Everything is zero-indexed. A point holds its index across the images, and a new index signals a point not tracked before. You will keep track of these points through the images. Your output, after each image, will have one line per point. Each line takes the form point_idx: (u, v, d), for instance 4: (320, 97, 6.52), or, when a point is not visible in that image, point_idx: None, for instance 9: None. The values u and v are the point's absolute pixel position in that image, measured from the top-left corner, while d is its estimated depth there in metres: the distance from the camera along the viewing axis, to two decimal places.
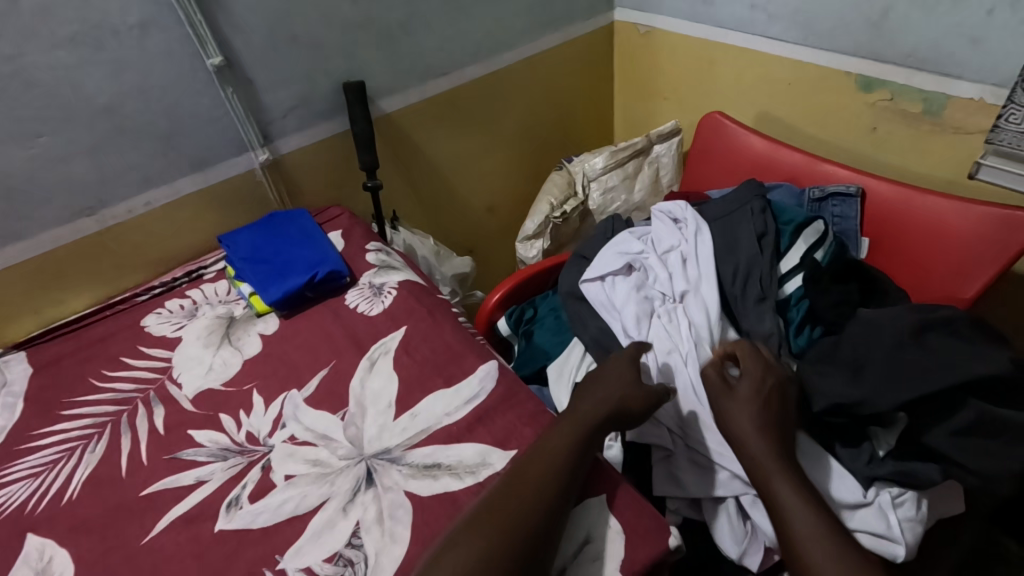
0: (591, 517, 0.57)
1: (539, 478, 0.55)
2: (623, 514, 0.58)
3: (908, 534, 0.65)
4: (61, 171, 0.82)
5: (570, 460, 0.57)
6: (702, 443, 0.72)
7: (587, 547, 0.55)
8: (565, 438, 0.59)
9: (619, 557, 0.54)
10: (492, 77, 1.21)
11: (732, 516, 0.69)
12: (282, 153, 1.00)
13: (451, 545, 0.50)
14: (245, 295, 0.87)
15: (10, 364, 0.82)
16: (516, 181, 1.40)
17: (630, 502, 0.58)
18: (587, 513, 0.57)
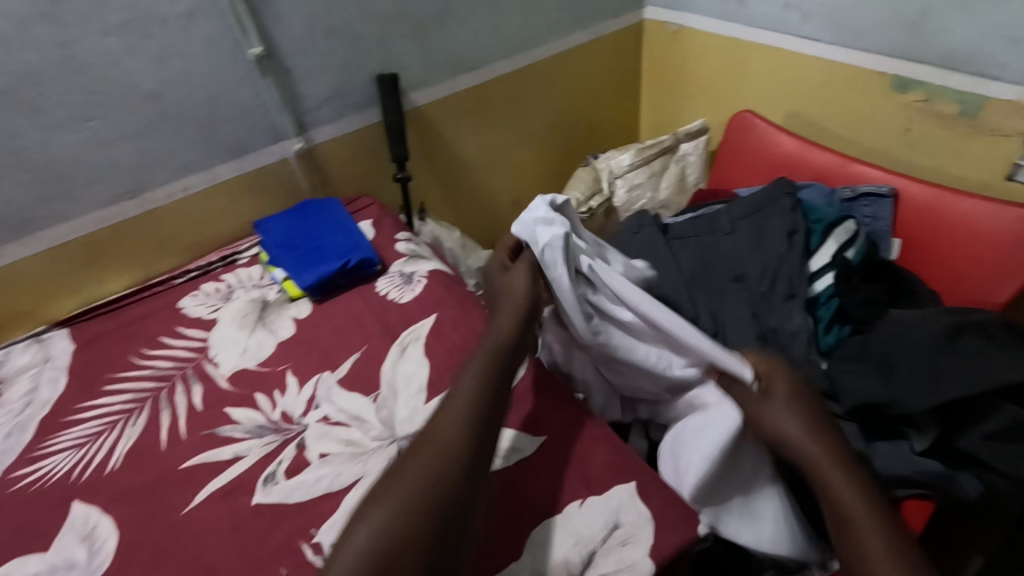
0: (619, 501, 0.57)
1: (431, 463, 0.52)
2: (652, 500, 0.58)
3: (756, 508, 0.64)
4: (106, 155, 0.85)
5: (460, 441, 0.54)
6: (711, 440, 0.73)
7: (616, 531, 0.55)
8: (472, 384, 0.60)
9: (648, 543, 0.54)
10: (522, 72, 1.22)
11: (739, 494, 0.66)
12: (316, 142, 1.02)
13: (369, 507, 0.49)
14: (279, 280, 0.89)
15: (53, 340, 0.85)
16: (541, 177, 1.41)
17: (659, 490, 0.58)
18: (616, 497, 0.58)
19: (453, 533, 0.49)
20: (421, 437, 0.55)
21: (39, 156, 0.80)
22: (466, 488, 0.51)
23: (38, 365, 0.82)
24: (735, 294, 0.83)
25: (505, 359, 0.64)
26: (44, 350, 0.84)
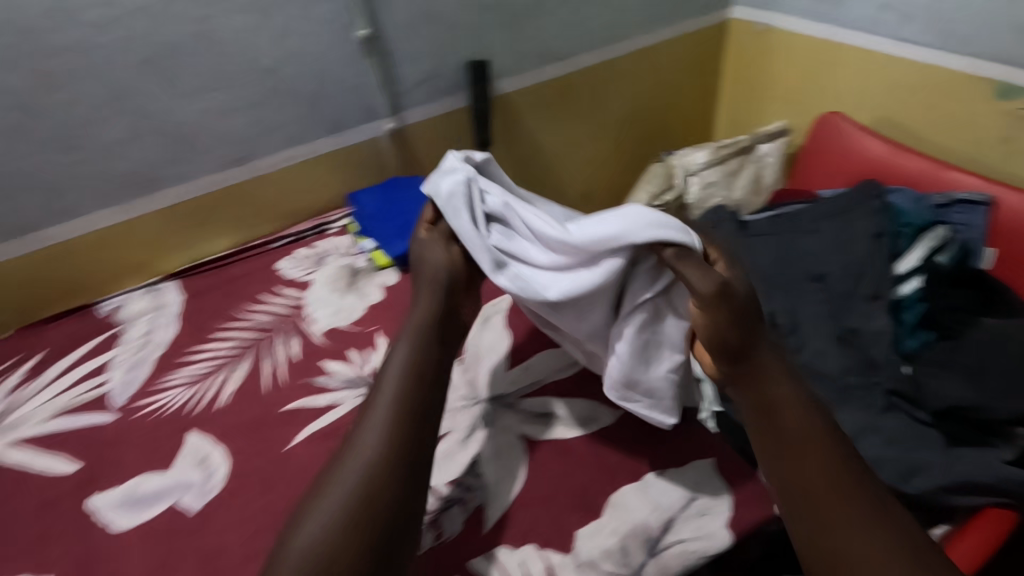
0: (695, 475, 0.60)
1: (357, 472, 0.49)
2: (729, 477, 0.60)
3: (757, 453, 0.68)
4: (224, 123, 0.92)
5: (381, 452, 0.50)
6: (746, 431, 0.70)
7: (694, 502, 0.57)
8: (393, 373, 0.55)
9: (726, 515, 0.56)
10: (604, 65, 1.24)
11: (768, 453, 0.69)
12: (407, 123, 1.07)
13: (299, 523, 0.47)
14: (368, 250, 0.95)
15: (165, 290, 0.94)
16: (612, 171, 1.43)
17: (737, 469, 0.60)
18: (693, 472, 0.60)
19: (397, 538, 0.47)
20: (345, 443, 0.52)
21: (169, 120, 0.88)
22: (404, 500, 0.48)
23: (153, 311, 0.90)
24: (814, 291, 0.85)
25: (433, 345, 0.59)
26: (158, 297, 0.93)
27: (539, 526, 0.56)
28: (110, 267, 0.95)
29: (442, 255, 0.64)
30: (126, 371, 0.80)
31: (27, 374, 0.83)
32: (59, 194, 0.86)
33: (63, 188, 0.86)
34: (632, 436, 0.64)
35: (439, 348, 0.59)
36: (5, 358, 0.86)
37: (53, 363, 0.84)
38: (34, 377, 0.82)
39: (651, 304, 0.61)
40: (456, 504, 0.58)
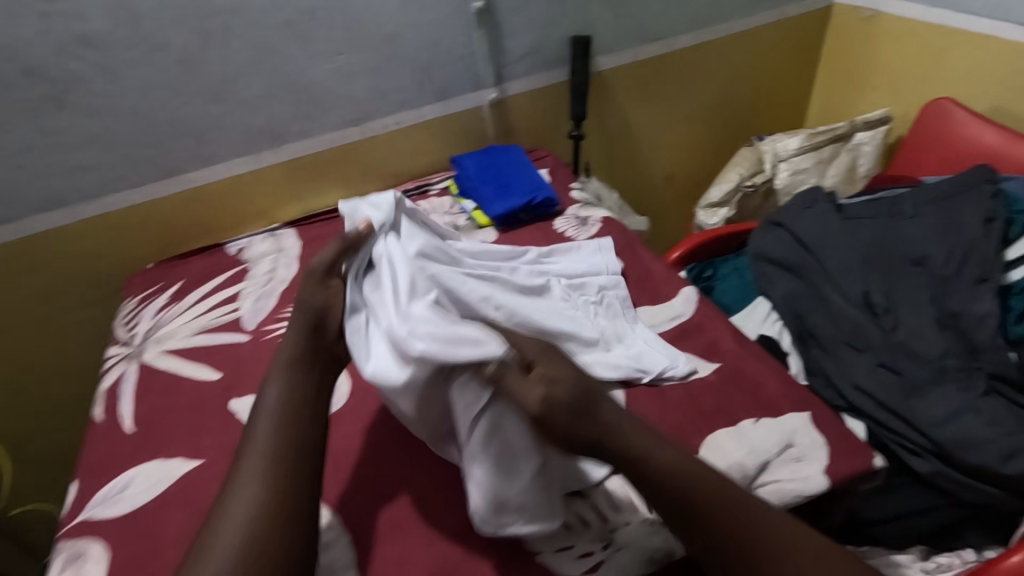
0: (793, 425, 0.61)
1: (244, 516, 0.48)
2: (826, 430, 0.61)
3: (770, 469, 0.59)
4: (347, 84, 1.00)
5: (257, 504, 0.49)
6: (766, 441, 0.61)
7: (789, 449, 0.59)
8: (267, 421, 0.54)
9: (822, 463, 0.58)
10: (701, 46, 1.25)
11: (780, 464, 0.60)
12: (507, 94, 1.13)
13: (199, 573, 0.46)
14: (468, 210, 1.01)
15: (284, 236, 1.03)
16: (698, 154, 1.43)
17: (835, 424, 0.62)
18: (791, 421, 0.62)
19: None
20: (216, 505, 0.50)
21: (300, 80, 0.97)
22: (300, 534, 0.49)
23: (274, 253, 0.99)
24: (914, 274, 0.83)
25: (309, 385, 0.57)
26: (277, 241, 1.02)
27: None
28: (236, 214, 1.04)
29: (321, 294, 0.62)
30: (254, 301, 0.89)
31: (171, 298, 0.94)
32: (202, 142, 0.96)
33: (206, 137, 0.96)
34: (733, 384, 0.66)
35: (320, 388, 0.58)
36: (150, 286, 0.97)
37: (193, 289, 0.94)
38: (177, 300, 0.93)
39: (482, 425, 0.52)
40: None
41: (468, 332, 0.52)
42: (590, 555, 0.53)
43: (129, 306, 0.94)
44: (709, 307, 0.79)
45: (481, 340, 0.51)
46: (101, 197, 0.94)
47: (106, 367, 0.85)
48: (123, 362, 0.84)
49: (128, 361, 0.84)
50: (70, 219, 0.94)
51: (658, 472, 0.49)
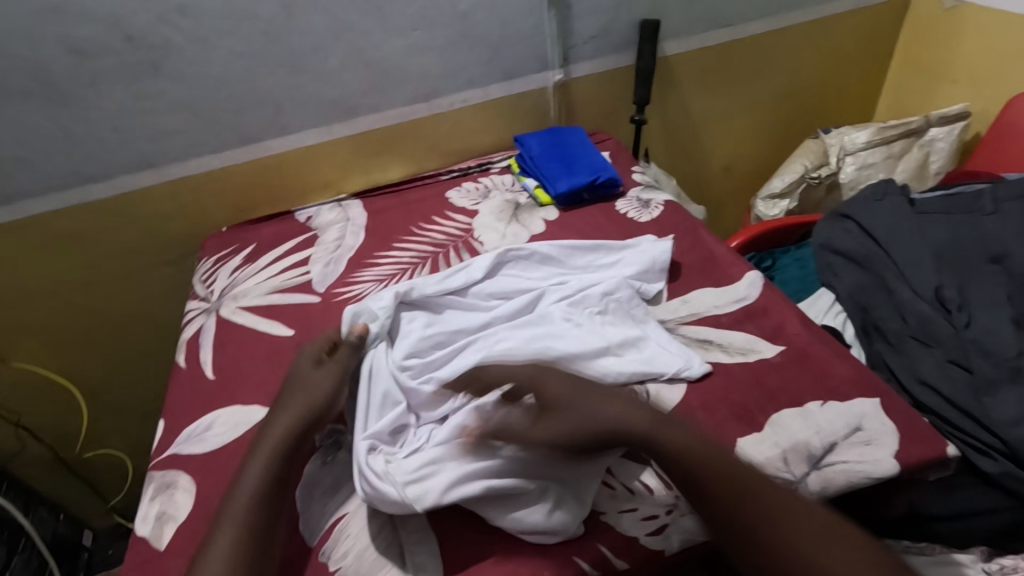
0: (862, 410, 0.62)
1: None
2: (894, 415, 0.62)
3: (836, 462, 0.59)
4: (418, 61, 1.03)
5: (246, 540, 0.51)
6: (831, 426, 0.61)
7: (858, 432, 0.60)
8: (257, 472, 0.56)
9: (892, 448, 0.59)
10: (771, 35, 1.23)
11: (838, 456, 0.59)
12: (573, 76, 1.14)
13: None
14: (530, 188, 1.02)
15: (350, 206, 1.06)
16: (759, 146, 1.41)
17: (903, 410, 0.63)
18: (860, 406, 0.63)
19: None
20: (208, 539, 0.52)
21: (375, 55, 1.00)
22: None
23: (341, 221, 1.02)
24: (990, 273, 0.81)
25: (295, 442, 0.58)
26: (343, 211, 1.05)
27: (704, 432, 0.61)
28: (305, 184, 1.09)
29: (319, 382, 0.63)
30: (325, 266, 0.92)
31: (245, 259, 0.97)
32: (280, 112, 1.00)
33: (284, 108, 1.00)
34: (802, 366, 0.67)
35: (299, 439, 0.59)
36: (224, 247, 1.02)
37: (265, 253, 0.98)
38: (251, 263, 0.96)
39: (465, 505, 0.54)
40: None
41: (418, 486, 0.54)
42: (655, 518, 0.55)
43: (206, 266, 0.99)
44: (775, 293, 0.76)
45: (423, 497, 0.53)
46: (184, 161, 0.99)
47: (187, 321, 0.90)
48: (202, 315, 0.89)
49: (207, 314, 0.88)
50: (156, 180, 0.99)
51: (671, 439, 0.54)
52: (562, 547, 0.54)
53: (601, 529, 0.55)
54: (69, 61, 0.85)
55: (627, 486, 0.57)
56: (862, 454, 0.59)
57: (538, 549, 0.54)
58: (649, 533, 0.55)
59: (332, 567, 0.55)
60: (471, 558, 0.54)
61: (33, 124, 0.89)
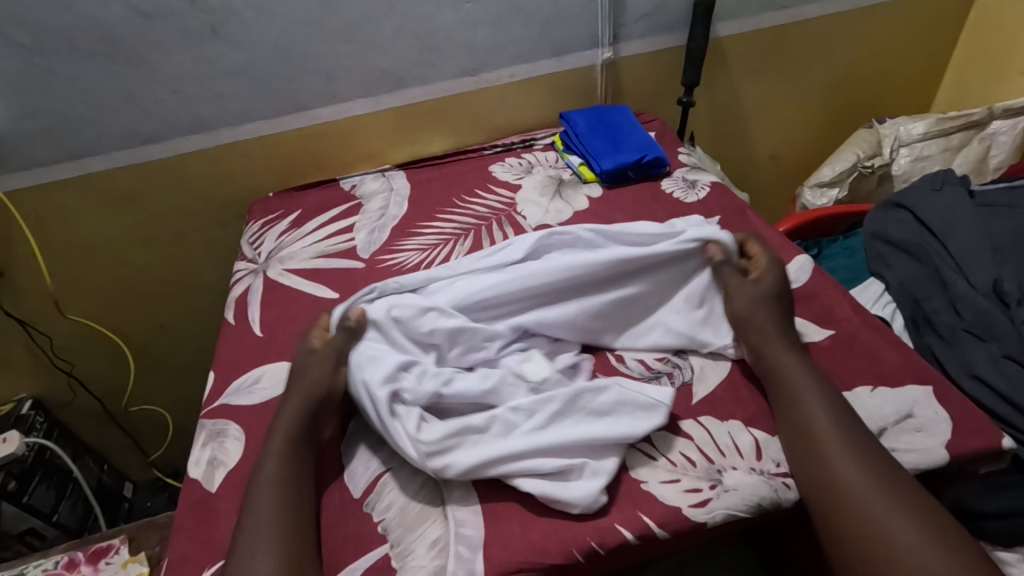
0: (913, 397, 0.61)
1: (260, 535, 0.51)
2: (948, 404, 0.61)
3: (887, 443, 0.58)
4: (468, 34, 1.03)
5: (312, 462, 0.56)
6: (883, 408, 0.60)
7: (909, 419, 0.59)
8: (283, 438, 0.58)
9: (944, 437, 0.58)
10: (829, 18, 1.19)
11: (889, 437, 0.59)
12: (622, 55, 1.13)
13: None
14: (574, 165, 1.02)
15: (393, 176, 1.07)
16: (808, 134, 1.37)
17: (957, 399, 0.61)
18: (912, 393, 0.61)
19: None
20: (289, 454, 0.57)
21: (426, 26, 1.00)
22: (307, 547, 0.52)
23: (385, 191, 1.03)
24: None
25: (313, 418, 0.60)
26: (387, 181, 1.06)
27: (749, 408, 0.62)
28: (351, 153, 1.10)
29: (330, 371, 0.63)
30: (370, 233, 0.94)
31: (291, 224, 0.99)
32: (331, 81, 1.01)
33: (335, 76, 1.01)
34: (851, 351, 0.66)
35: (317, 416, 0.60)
36: (270, 212, 1.03)
37: (311, 219, 0.99)
38: (296, 228, 0.97)
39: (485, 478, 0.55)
40: (664, 375, 0.66)
41: (441, 454, 0.55)
42: (697, 491, 0.55)
43: (253, 229, 1.00)
44: (825, 278, 0.75)
45: (445, 470, 0.55)
46: (237, 126, 1.02)
47: (235, 281, 0.91)
48: (249, 275, 0.90)
49: (255, 275, 0.90)
50: (209, 143, 1.02)
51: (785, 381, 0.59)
52: (604, 513, 0.54)
53: (643, 497, 0.55)
54: (134, 22, 0.88)
55: (669, 458, 0.58)
56: (913, 438, 0.58)
57: (577, 513, 0.54)
58: (691, 505, 0.54)
59: (376, 517, 0.56)
60: (511, 517, 0.55)
61: (98, 83, 0.92)
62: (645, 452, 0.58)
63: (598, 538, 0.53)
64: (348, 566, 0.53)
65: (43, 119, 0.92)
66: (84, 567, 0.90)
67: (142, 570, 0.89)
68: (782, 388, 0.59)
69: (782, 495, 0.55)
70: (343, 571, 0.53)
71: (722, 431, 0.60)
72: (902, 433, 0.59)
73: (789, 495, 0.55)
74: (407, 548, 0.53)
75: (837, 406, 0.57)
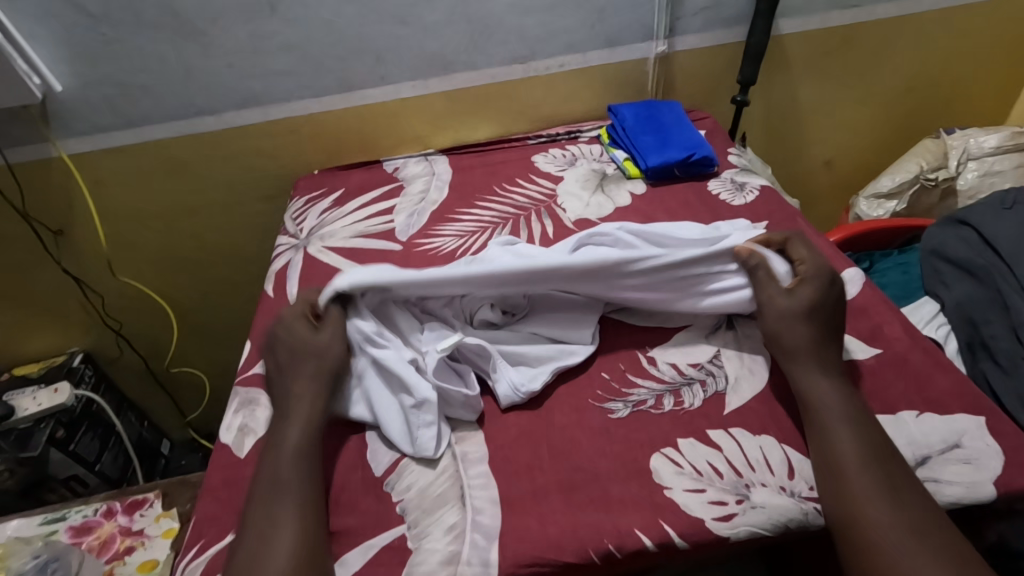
0: (963, 426, 0.58)
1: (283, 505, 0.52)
2: (1001, 438, 0.57)
3: (931, 473, 0.55)
4: (521, 21, 1.01)
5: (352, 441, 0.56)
6: (928, 436, 0.57)
7: (955, 450, 0.56)
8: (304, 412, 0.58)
9: (993, 472, 0.55)
10: (902, 20, 1.12)
11: (932, 466, 0.55)
12: (676, 49, 1.10)
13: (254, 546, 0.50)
14: (619, 160, 1.00)
15: (436, 161, 1.06)
16: (868, 140, 1.31)
17: (1012, 433, 0.57)
18: (962, 423, 0.58)
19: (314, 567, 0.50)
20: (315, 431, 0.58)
21: (479, 11, 0.99)
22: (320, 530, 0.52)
23: (427, 175, 1.03)
24: None
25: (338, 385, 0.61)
26: (429, 165, 1.06)
27: (783, 423, 0.59)
28: (396, 135, 1.11)
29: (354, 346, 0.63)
30: (409, 216, 0.94)
31: (333, 203, 1.00)
32: (381, 62, 1.02)
33: (385, 57, 1.01)
34: (900, 373, 0.62)
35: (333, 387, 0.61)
36: (314, 189, 1.04)
37: (352, 199, 1.00)
38: (338, 207, 0.99)
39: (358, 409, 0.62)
40: (697, 381, 0.63)
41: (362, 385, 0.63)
42: (722, 505, 0.54)
43: (296, 205, 1.01)
44: (876, 295, 0.71)
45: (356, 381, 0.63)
46: (287, 102, 1.03)
47: (275, 254, 0.92)
48: (290, 250, 0.92)
49: (296, 250, 0.91)
50: (260, 118, 1.04)
51: (823, 406, 0.56)
52: (623, 516, 0.53)
53: (664, 504, 0.54)
54: None
55: (695, 466, 0.56)
56: (958, 470, 0.55)
57: (596, 512, 0.54)
58: (715, 517, 0.53)
59: (395, 497, 0.57)
60: (529, 510, 0.54)
61: (158, 54, 0.94)
62: (671, 457, 0.57)
63: (616, 542, 0.52)
64: (365, 542, 0.54)
65: (106, 87, 0.96)
66: (120, 517, 0.94)
67: (173, 525, 0.93)
68: (815, 409, 0.57)
69: (811, 518, 0.53)
70: (359, 546, 0.54)
71: (756, 445, 0.58)
72: (948, 464, 0.55)
73: (819, 518, 0.53)
74: (424, 530, 0.54)
75: (875, 444, 0.53)
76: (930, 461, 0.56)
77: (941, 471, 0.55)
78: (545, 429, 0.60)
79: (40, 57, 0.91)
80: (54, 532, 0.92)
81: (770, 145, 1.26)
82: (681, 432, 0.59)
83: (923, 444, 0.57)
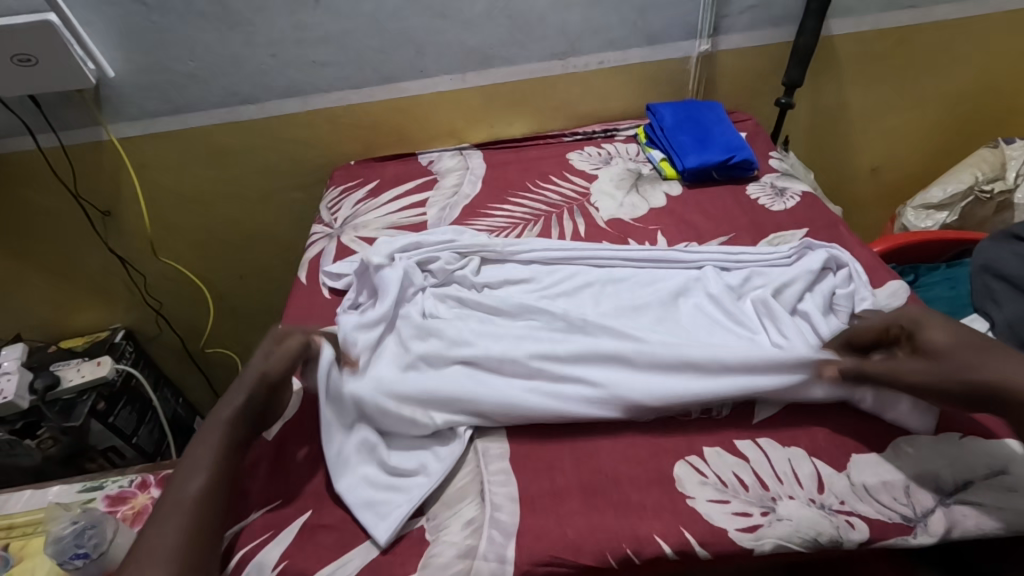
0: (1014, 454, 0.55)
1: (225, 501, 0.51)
2: None
3: (958, 506, 0.53)
4: (562, 16, 1.00)
5: None
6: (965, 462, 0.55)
7: (1000, 477, 0.54)
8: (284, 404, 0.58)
9: None
10: (963, 23, 1.07)
11: (960, 496, 0.53)
12: (720, 48, 1.08)
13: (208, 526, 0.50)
14: (655, 160, 0.98)
15: (470, 155, 1.06)
16: (919, 148, 1.26)
17: None
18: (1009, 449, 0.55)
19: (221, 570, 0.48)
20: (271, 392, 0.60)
21: (520, 6, 0.99)
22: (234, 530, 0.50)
23: (460, 169, 1.03)
24: None
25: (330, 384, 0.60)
26: (464, 159, 1.06)
27: (815, 438, 0.58)
28: (431, 128, 1.11)
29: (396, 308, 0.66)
30: (441, 209, 0.94)
31: (368, 194, 1.01)
32: (420, 56, 1.02)
33: (424, 50, 1.02)
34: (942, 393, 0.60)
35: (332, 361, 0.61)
36: (350, 179, 1.06)
37: (386, 190, 1.01)
38: (373, 198, 1.00)
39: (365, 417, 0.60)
40: None
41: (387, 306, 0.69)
42: (746, 516, 0.52)
43: (332, 195, 1.03)
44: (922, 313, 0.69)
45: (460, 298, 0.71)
46: (327, 93, 1.05)
47: (310, 242, 0.94)
48: (324, 239, 0.93)
49: (329, 239, 0.92)
50: (301, 108, 1.06)
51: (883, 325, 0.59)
52: (644, 523, 0.52)
53: (686, 511, 0.53)
54: None
55: (720, 477, 0.55)
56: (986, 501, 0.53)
57: (617, 516, 0.53)
58: (739, 529, 0.51)
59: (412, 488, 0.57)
60: (548, 510, 0.54)
61: (205, 42, 0.97)
62: (695, 466, 0.56)
63: (635, 547, 0.51)
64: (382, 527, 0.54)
65: (155, 74, 0.99)
66: (153, 489, 0.96)
67: None
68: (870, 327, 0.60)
69: (843, 533, 0.51)
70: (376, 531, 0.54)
71: (788, 461, 0.56)
72: (976, 494, 0.53)
73: (851, 536, 0.51)
74: (442, 523, 0.54)
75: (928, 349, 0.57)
76: (954, 495, 0.53)
77: (969, 501, 0.53)
78: (569, 430, 0.60)
79: (95, 44, 0.94)
80: (91, 500, 0.95)
81: (815, 150, 1.22)
82: (708, 440, 0.58)
83: (953, 471, 0.54)
